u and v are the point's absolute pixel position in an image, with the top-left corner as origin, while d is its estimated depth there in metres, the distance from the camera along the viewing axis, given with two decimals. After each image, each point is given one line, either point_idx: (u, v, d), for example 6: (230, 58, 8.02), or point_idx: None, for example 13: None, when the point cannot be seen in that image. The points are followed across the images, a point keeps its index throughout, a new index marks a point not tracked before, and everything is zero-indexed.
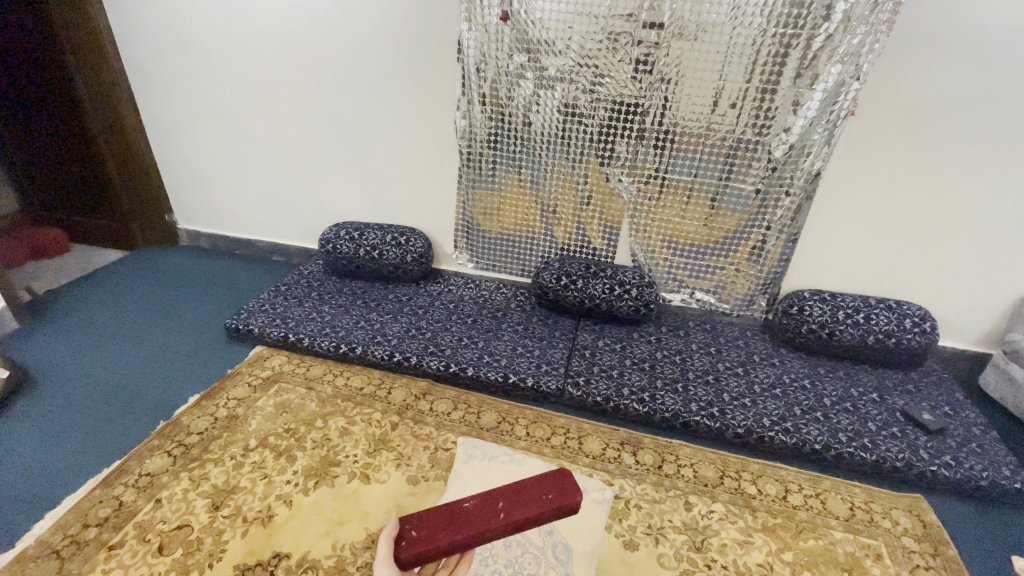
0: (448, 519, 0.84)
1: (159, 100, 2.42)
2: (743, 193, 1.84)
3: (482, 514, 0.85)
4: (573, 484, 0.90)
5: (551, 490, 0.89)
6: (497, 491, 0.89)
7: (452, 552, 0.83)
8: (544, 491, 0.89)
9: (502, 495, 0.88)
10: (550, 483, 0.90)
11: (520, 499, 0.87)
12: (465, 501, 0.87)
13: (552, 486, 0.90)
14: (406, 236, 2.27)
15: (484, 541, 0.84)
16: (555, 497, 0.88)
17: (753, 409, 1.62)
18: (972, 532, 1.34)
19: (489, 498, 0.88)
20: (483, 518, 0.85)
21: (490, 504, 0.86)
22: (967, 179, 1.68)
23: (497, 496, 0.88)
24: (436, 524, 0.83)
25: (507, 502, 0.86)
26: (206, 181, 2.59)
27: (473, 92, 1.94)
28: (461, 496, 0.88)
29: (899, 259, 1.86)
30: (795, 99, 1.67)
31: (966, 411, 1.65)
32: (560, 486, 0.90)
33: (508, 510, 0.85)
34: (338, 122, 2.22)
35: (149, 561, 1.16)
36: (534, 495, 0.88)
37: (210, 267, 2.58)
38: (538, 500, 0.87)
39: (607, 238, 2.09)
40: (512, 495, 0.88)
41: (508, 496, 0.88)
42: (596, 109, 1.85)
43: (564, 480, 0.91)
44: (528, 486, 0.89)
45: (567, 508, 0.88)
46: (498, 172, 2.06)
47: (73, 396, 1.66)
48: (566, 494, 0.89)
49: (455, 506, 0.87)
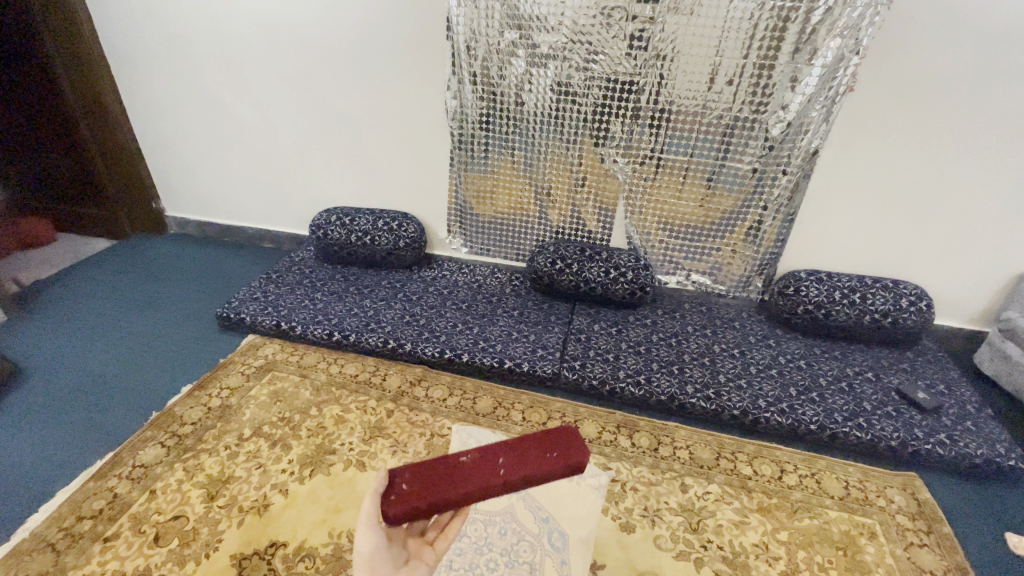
0: (446, 475, 0.85)
1: (140, 83, 2.34)
2: (740, 172, 1.82)
3: (481, 468, 0.87)
4: (579, 445, 0.92)
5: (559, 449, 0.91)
6: (498, 449, 0.90)
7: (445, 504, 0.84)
8: (548, 450, 0.91)
9: (503, 452, 0.89)
10: (554, 442, 0.92)
11: (522, 458, 0.88)
12: (463, 457, 0.88)
13: (555, 446, 0.91)
14: (398, 221, 2.24)
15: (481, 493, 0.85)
16: (559, 456, 0.90)
17: (749, 390, 1.62)
18: (965, 508, 1.35)
19: (488, 454, 0.89)
20: (482, 475, 0.86)
21: (488, 461, 0.87)
22: (966, 156, 1.65)
23: (497, 453, 0.89)
24: (432, 478, 0.84)
25: (507, 460, 0.88)
26: (193, 167, 2.53)
27: (463, 71, 1.89)
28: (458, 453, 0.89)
29: (897, 239, 1.85)
30: (793, 75, 1.63)
31: (960, 390, 1.66)
32: (565, 446, 0.91)
33: (507, 468, 0.86)
34: (326, 104, 2.16)
35: (145, 553, 1.15)
36: (536, 454, 0.89)
37: (201, 255, 2.54)
38: (541, 459, 0.89)
39: (602, 220, 2.06)
40: (513, 453, 0.89)
41: (509, 455, 0.89)
42: (591, 87, 1.80)
43: (570, 440, 0.92)
44: (532, 445, 0.91)
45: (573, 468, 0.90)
46: (490, 154, 2.02)
47: (66, 388, 1.64)
48: (570, 455, 0.90)
49: (452, 462, 0.88)
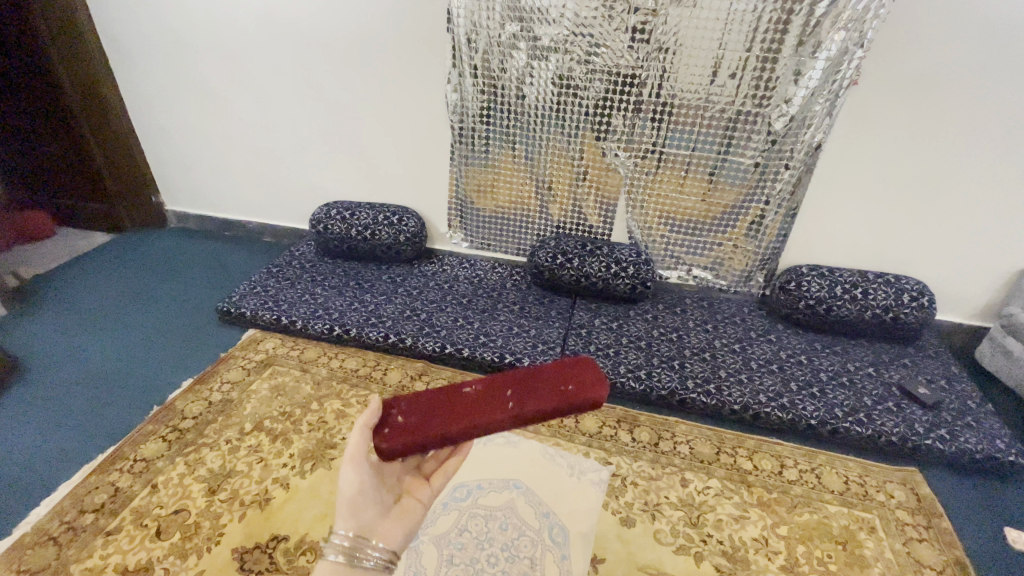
0: (452, 408, 0.95)
1: (139, 75, 2.33)
2: (742, 166, 1.81)
3: (489, 401, 0.95)
4: (594, 379, 0.98)
5: (571, 382, 0.98)
6: (510, 383, 0.97)
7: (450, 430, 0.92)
8: (563, 384, 0.98)
9: (513, 388, 0.97)
10: (567, 378, 0.98)
11: (531, 393, 0.96)
12: (471, 392, 0.96)
13: (569, 380, 0.98)
14: (398, 215, 2.23)
15: (487, 418, 0.93)
16: (575, 390, 0.97)
17: (750, 385, 1.62)
18: (965, 503, 1.36)
19: (498, 389, 0.97)
20: (490, 407, 0.94)
21: (498, 395, 0.95)
22: (969, 151, 1.64)
23: (508, 387, 0.97)
24: (438, 412, 0.94)
25: (516, 395, 0.95)
26: (193, 161, 2.52)
27: (463, 64, 1.87)
28: (465, 383, 0.99)
29: (899, 234, 1.84)
30: (796, 68, 1.62)
31: (961, 385, 1.66)
32: (580, 381, 0.98)
33: (516, 402, 0.94)
34: (325, 97, 2.15)
35: (147, 546, 1.16)
36: (549, 389, 0.96)
37: (201, 249, 2.54)
38: (555, 394, 0.96)
39: (603, 214, 2.06)
40: (524, 388, 0.96)
41: (516, 385, 0.97)
42: (593, 80, 1.79)
43: (584, 375, 0.99)
44: (545, 380, 0.98)
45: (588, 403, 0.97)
46: (491, 148, 2.01)
47: (67, 382, 1.64)
48: (583, 390, 0.96)
49: (460, 396, 0.96)
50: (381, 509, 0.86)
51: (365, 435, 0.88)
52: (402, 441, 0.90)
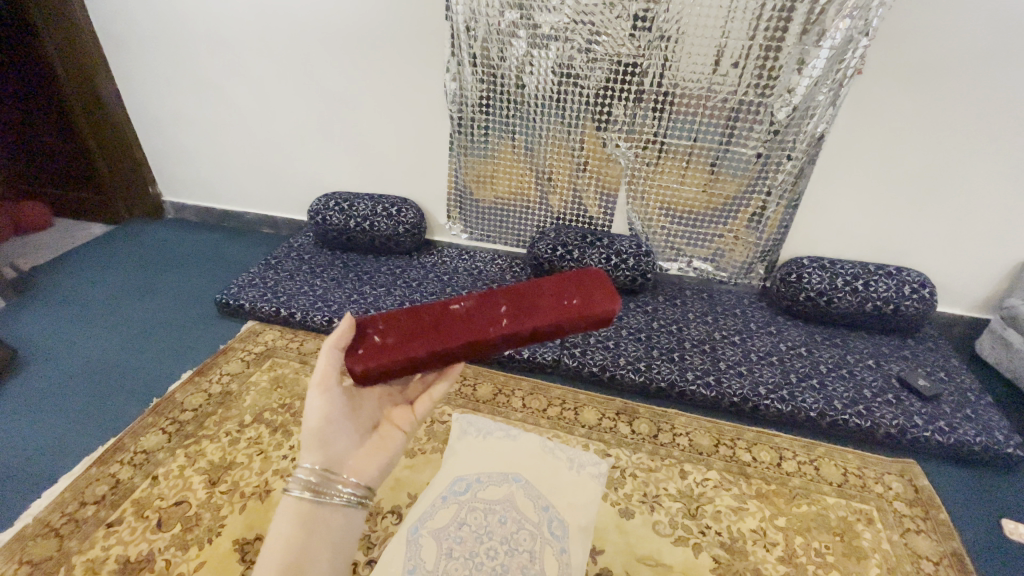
0: (440, 326, 0.93)
1: (134, 64, 2.30)
2: (744, 157, 1.79)
3: (480, 319, 0.93)
4: (600, 296, 0.95)
5: (577, 296, 0.95)
6: (505, 300, 0.95)
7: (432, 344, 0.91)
8: (565, 300, 0.95)
9: (508, 304, 0.94)
10: (569, 293, 0.95)
11: (527, 309, 0.93)
12: (461, 310, 0.94)
13: (572, 295, 0.95)
14: (397, 206, 2.21)
15: (477, 336, 0.91)
16: (579, 305, 0.94)
17: (749, 377, 1.62)
18: (962, 495, 1.36)
19: (492, 306, 0.94)
20: (480, 324, 0.92)
21: (492, 313, 0.93)
22: (974, 141, 1.62)
23: (503, 304, 0.94)
24: (423, 331, 0.93)
25: (510, 312, 0.93)
26: (190, 151, 2.50)
27: (462, 53, 1.85)
28: (454, 301, 0.96)
29: (901, 225, 1.83)
30: (800, 56, 1.60)
31: (961, 377, 1.66)
32: (586, 297, 0.95)
33: (510, 320, 0.92)
34: (322, 86, 2.12)
35: (148, 537, 1.17)
36: (547, 305, 0.94)
37: (199, 240, 2.52)
38: (554, 310, 0.93)
39: (604, 205, 2.04)
40: (520, 304, 0.94)
41: (510, 300, 0.95)
42: (594, 69, 1.76)
43: (590, 291, 0.96)
44: (545, 296, 0.95)
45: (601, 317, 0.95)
46: (490, 137, 1.98)
47: (67, 374, 1.64)
48: (587, 305, 0.93)
49: (449, 315, 0.94)
50: (351, 443, 0.88)
51: (335, 357, 0.89)
52: (381, 356, 0.90)
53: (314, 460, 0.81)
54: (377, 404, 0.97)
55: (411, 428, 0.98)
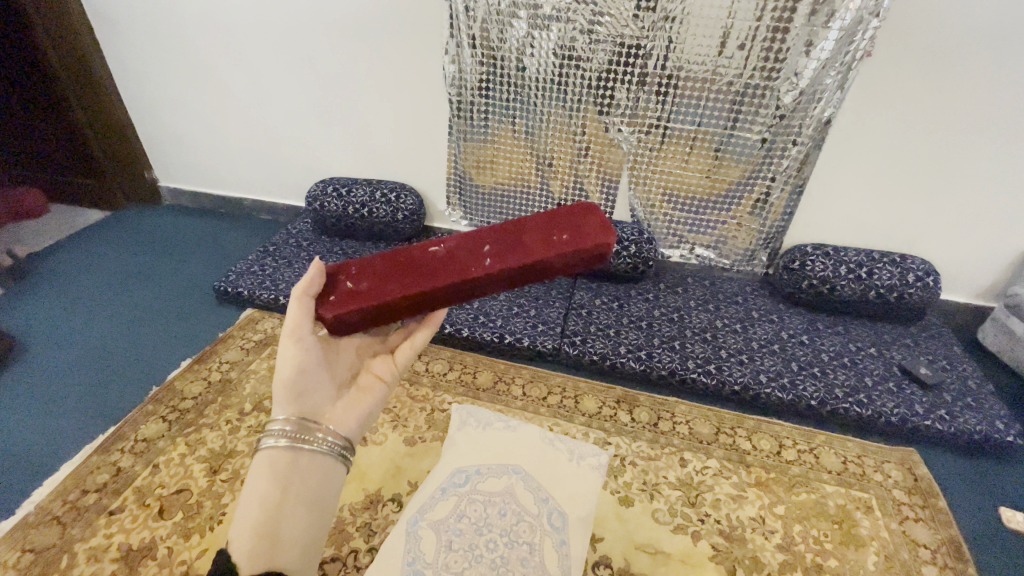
0: (419, 269, 0.92)
1: (125, 46, 2.24)
2: (748, 142, 1.76)
3: (462, 259, 0.91)
4: (591, 229, 0.93)
5: (565, 233, 0.93)
6: (489, 238, 0.93)
7: (411, 284, 0.90)
8: (554, 235, 0.93)
9: (492, 243, 0.92)
10: (558, 228, 0.93)
11: (512, 247, 0.92)
12: (443, 252, 0.93)
13: (562, 230, 0.93)
14: (396, 192, 2.18)
15: (458, 276, 0.90)
16: (568, 240, 0.91)
17: (751, 366, 1.62)
18: (962, 484, 1.37)
19: (475, 245, 0.93)
20: (462, 264, 0.91)
21: (475, 252, 0.92)
22: (984, 125, 1.59)
23: (487, 242, 0.93)
24: (402, 275, 0.92)
25: (493, 249, 0.91)
26: (185, 136, 2.46)
27: (461, 34, 1.80)
28: (434, 243, 0.95)
29: (907, 212, 1.80)
30: (808, 38, 1.55)
31: (963, 365, 1.65)
32: (576, 231, 0.93)
33: (493, 257, 0.90)
34: (318, 68, 2.07)
35: (150, 525, 1.17)
36: (533, 241, 0.92)
37: (197, 226, 2.50)
38: (541, 245, 0.91)
39: (605, 191, 2.01)
40: (504, 242, 0.92)
41: (493, 238, 0.93)
42: (596, 51, 1.72)
43: (581, 226, 0.93)
44: (531, 232, 0.93)
45: (593, 251, 0.92)
46: (490, 121, 1.95)
47: (67, 362, 1.63)
48: (576, 239, 0.91)
49: (429, 259, 0.93)
50: (330, 394, 0.88)
51: (306, 307, 0.90)
52: (359, 301, 0.90)
53: (289, 408, 0.81)
54: (356, 355, 0.98)
55: (392, 377, 0.98)
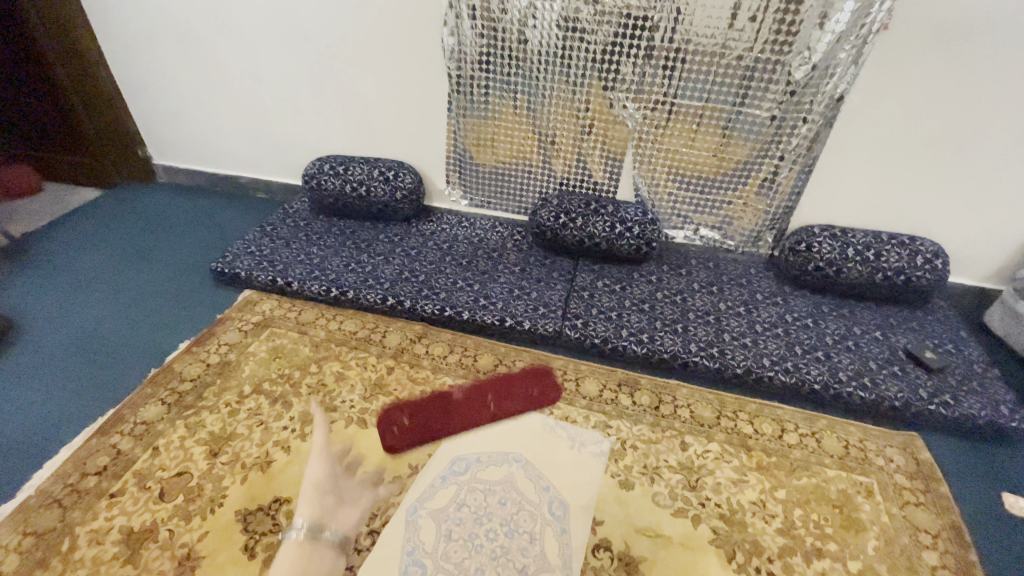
0: (446, 416, 1.42)
1: (113, 17, 2.16)
2: (757, 119, 1.70)
3: (474, 405, 1.45)
4: (552, 380, 1.55)
5: (535, 388, 1.52)
6: (488, 389, 1.50)
7: (449, 428, 1.39)
8: (531, 390, 1.51)
9: (491, 394, 1.49)
10: (533, 386, 1.52)
11: (504, 396, 1.48)
12: (459, 400, 1.46)
13: (534, 387, 1.52)
14: (394, 170, 2.14)
15: (475, 416, 1.42)
16: (538, 394, 1.50)
17: (754, 349, 1.60)
18: (964, 468, 1.36)
19: (481, 392, 1.49)
20: (476, 408, 1.44)
21: (481, 399, 1.46)
22: (1003, 102, 1.53)
23: (488, 391, 1.50)
24: (435, 417, 1.42)
25: (493, 399, 1.47)
26: (178, 111, 2.39)
27: (461, 5, 1.73)
28: (453, 392, 1.49)
29: (919, 193, 1.75)
30: (822, 9, 1.49)
31: (969, 349, 1.63)
32: (544, 388, 1.52)
33: (493, 404, 1.45)
34: (313, 41, 2.00)
35: (151, 508, 1.17)
36: (517, 398, 1.48)
37: (193, 205, 2.46)
38: (523, 398, 1.48)
39: (609, 170, 1.96)
40: (499, 395, 1.48)
41: (494, 391, 1.50)
42: (601, 23, 1.65)
43: (543, 381, 1.55)
44: (515, 382, 1.53)
45: (551, 395, 1.50)
46: (491, 97, 1.89)
47: (64, 344, 1.62)
48: (545, 397, 1.49)
49: (452, 402, 1.46)
50: None
51: None
52: (412, 434, 1.37)
53: None
54: None
55: None
